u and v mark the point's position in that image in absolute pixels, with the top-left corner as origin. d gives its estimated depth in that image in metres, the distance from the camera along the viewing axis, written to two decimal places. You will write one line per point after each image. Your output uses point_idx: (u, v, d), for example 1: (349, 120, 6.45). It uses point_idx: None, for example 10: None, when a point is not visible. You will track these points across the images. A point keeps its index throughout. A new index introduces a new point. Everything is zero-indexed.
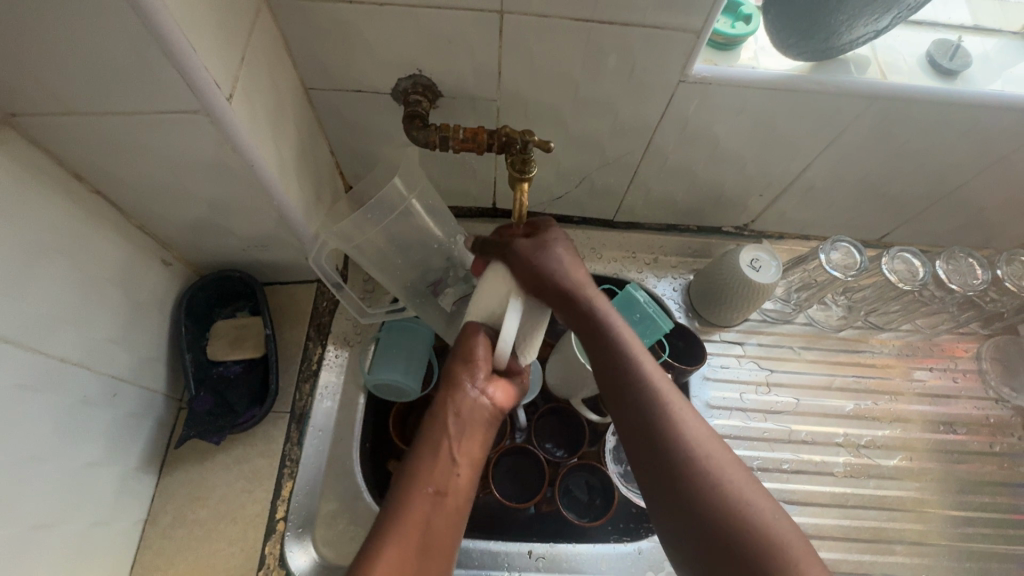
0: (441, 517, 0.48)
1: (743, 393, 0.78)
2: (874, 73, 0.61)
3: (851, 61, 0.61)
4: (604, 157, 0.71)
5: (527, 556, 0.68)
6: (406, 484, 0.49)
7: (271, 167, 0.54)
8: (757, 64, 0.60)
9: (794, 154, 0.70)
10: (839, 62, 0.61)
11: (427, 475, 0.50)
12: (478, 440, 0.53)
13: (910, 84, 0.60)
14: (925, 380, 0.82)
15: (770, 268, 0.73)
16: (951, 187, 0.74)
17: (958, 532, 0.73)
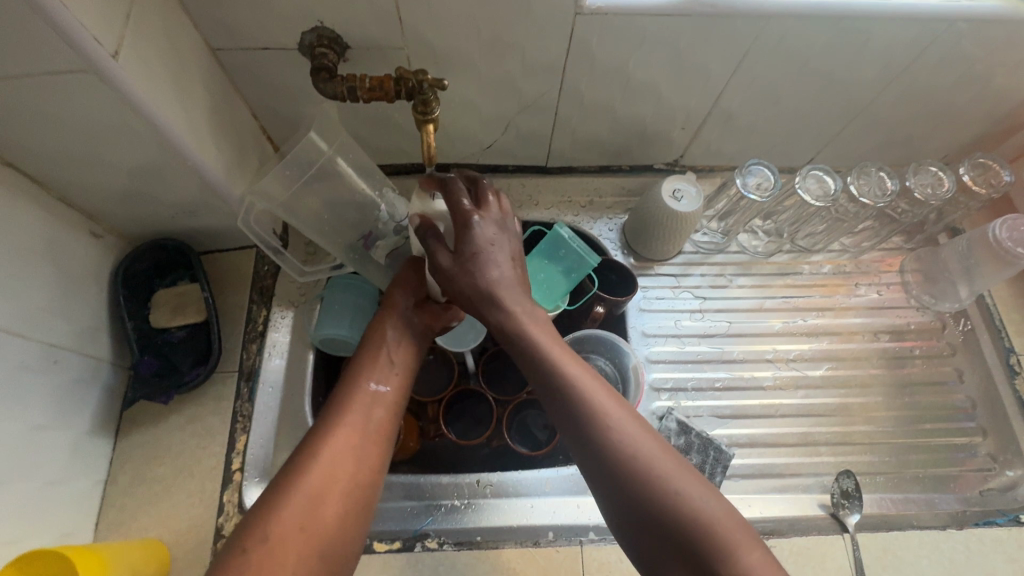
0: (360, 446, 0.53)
1: (679, 320, 0.82)
2: None
3: None
4: (522, 100, 0.73)
5: (476, 485, 0.70)
6: (346, 390, 0.57)
7: (175, 125, 0.55)
8: None
9: (705, 82, 0.72)
10: None
11: (348, 419, 0.54)
12: (392, 370, 0.61)
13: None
14: (869, 295, 0.85)
15: (690, 195, 0.75)
16: (863, 103, 0.76)
17: (885, 431, 0.77)
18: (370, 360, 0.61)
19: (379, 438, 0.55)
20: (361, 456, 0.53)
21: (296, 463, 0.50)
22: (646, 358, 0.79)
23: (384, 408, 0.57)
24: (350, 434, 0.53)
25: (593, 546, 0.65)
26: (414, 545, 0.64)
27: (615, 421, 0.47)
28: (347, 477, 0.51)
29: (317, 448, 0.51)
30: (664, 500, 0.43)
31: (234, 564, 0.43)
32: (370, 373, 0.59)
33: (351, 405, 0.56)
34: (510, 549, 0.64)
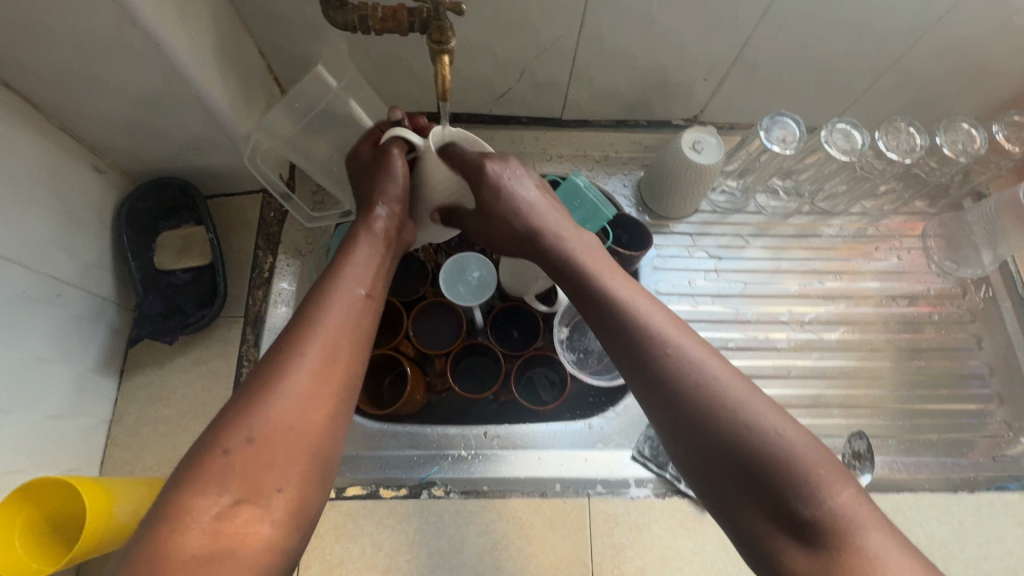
0: (347, 347, 0.49)
1: (693, 280, 0.80)
2: None
3: None
4: (540, 42, 0.70)
5: (482, 436, 0.69)
6: (329, 290, 0.51)
7: (179, 48, 0.52)
8: None
9: (732, 26, 0.68)
10: None
11: (331, 321, 0.49)
12: (375, 274, 0.55)
13: None
14: (886, 259, 0.83)
15: (710, 147, 0.73)
16: (896, 55, 0.73)
17: (898, 395, 0.76)
18: (358, 258, 0.55)
19: (364, 342, 0.50)
20: (344, 364, 0.48)
21: (279, 363, 0.45)
22: None
23: (367, 312, 0.52)
24: (335, 336, 0.48)
25: (600, 498, 0.64)
26: (420, 492, 0.64)
27: (704, 367, 0.45)
28: (336, 382, 0.47)
29: (299, 350, 0.46)
30: (764, 447, 0.41)
31: (210, 468, 0.40)
32: (355, 271, 0.54)
33: (338, 306, 0.50)
34: (517, 501, 0.63)
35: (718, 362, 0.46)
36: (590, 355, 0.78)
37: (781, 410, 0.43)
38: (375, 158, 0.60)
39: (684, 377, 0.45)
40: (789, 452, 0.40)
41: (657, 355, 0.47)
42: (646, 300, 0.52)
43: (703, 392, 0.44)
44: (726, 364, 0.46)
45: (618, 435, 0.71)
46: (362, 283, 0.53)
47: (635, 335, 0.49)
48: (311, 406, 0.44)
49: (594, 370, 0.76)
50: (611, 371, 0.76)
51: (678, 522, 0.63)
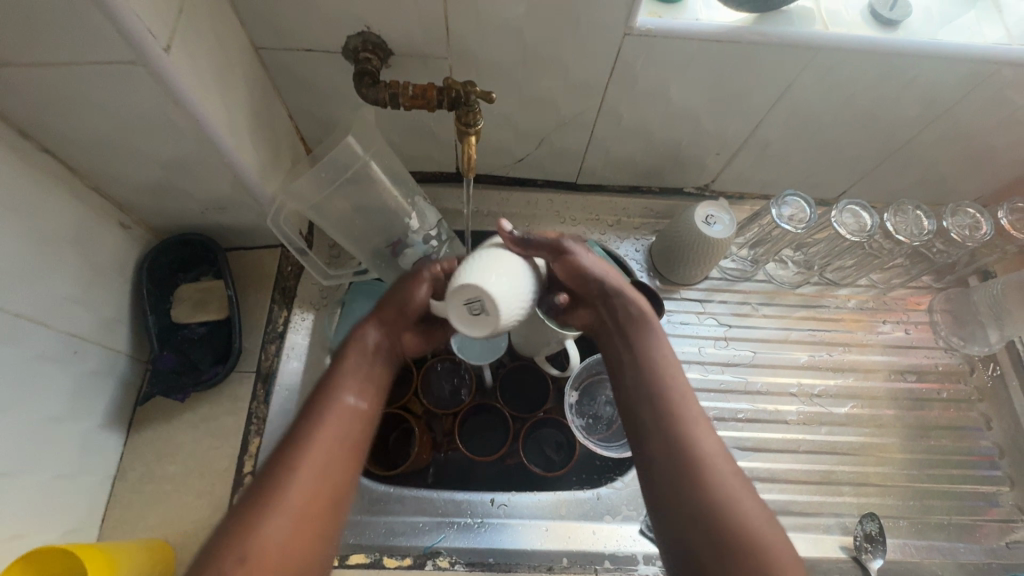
0: (337, 466, 0.49)
1: (703, 347, 0.81)
2: (818, 24, 0.62)
3: (794, 13, 0.62)
4: (560, 116, 0.72)
5: (489, 504, 0.68)
6: (324, 402, 0.51)
7: (216, 121, 0.54)
8: (701, 16, 0.61)
9: (746, 109, 0.71)
10: (782, 14, 0.62)
11: (327, 430, 0.49)
12: (366, 380, 0.55)
13: (851, 33, 0.61)
14: (892, 332, 0.84)
15: (722, 222, 0.75)
16: (903, 140, 0.75)
17: (909, 475, 0.75)
18: (354, 368, 0.55)
19: (352, 460, 0.50)
20: (333, 479, 0.48)
21: (273, 479, 0.46)
22: None
23: (356, 424, 0.52)
24: (326, 458, 0.48)
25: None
26: (425, 562, 0.63)
27: (700, 441, 0.49)
28: (324, 502, 0.47)
29: (294, 470, 0.47)
30: (725, 520, 0.45)
31: (208, 575, 0.41)
32: (351, 385, 0.53)
33: (328, 415, 0.50)
34: (523, 574, 0.63)
35: (715, 441, 0.50)
36: (599, 422, 0.77)
37: (759, 501, 0.46)
38: (407, 277, 0.60)
39: (678, 438, 0.50)
40: (742, 535, 0.44)
41: (659, 404, 0.52)
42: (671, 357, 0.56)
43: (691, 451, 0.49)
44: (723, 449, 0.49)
45: (626, 507, 0.70)
46: (359, 393, 0.53)
47: (653, 386, 0.54)
48: (300, 528, 0.45)
49: (602, 437, 0.76)
50: (619, 439, 0.76)
51: None
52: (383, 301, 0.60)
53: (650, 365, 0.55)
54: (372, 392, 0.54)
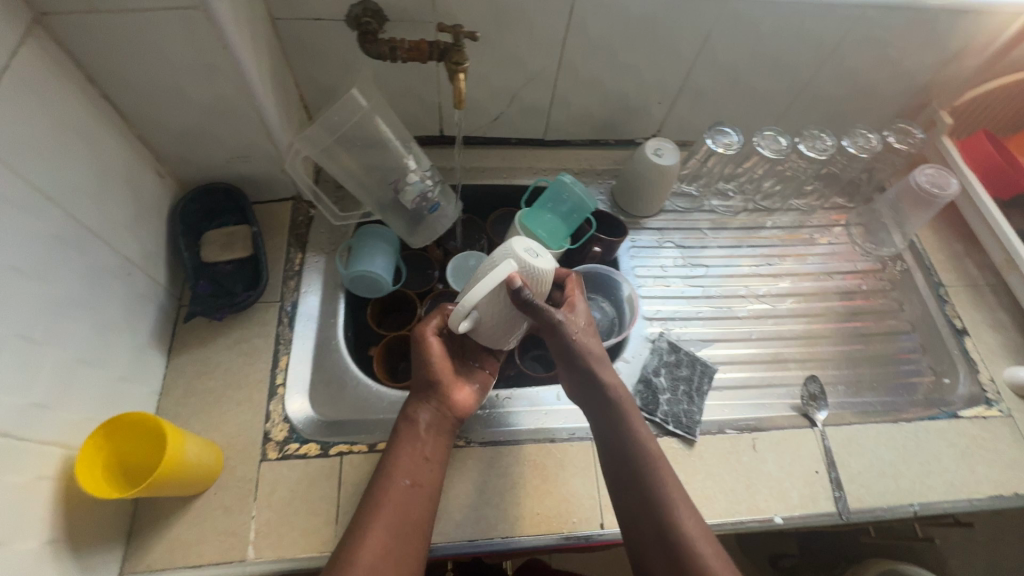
0: (403, 540, 0.57)
1: (664, 265, 0.95)
2: None
3: None
4: (527, 73, 0.87)
5: (495, 398, 0.78)
6: (383, 487, 0.61)
7: (249, 68, 0.65)
8: None
9: (678, 59, 0.87)
10: None
11: (387, 523, 0.58)
12: (422, 459, 0.64)
13: None
14: (816, 244, 1.01)
15: (668, 151, 0.89)
16: (805, 81, 0.93)
17: (840, 350, 0.92)
18: (403, 454, 0.63)
19: (418, 545, 0.58)
20: (402, 557, 0.57)
21: (345, 555, 0.56)
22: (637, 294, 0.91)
23: (420, 503, 0.61)
24: (392, 531, 0.57)
25: None
26: None
27: (685, 522, 0.59)
28: (397, 561, 0.56)
29: (365, 539, 0.56)
30: None
31: None
32: (404, 464, 0.62)
33: (390, 499, 0.60)
34: (529, 445, 0.74)
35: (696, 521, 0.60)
36: None
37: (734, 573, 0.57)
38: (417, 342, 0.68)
39: (669, 526, 0.59)
40: None
41: (652, 522, 0.60)
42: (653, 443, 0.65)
43: (684, 555, 0.57)
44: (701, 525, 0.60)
45: None
46: (411, 471, 0.62)
47: (647, 499, 0.61)
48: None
49: None
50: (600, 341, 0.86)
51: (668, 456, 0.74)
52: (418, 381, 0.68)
53: (645, 475, 0.62)
54: (425, 471, 0.63)
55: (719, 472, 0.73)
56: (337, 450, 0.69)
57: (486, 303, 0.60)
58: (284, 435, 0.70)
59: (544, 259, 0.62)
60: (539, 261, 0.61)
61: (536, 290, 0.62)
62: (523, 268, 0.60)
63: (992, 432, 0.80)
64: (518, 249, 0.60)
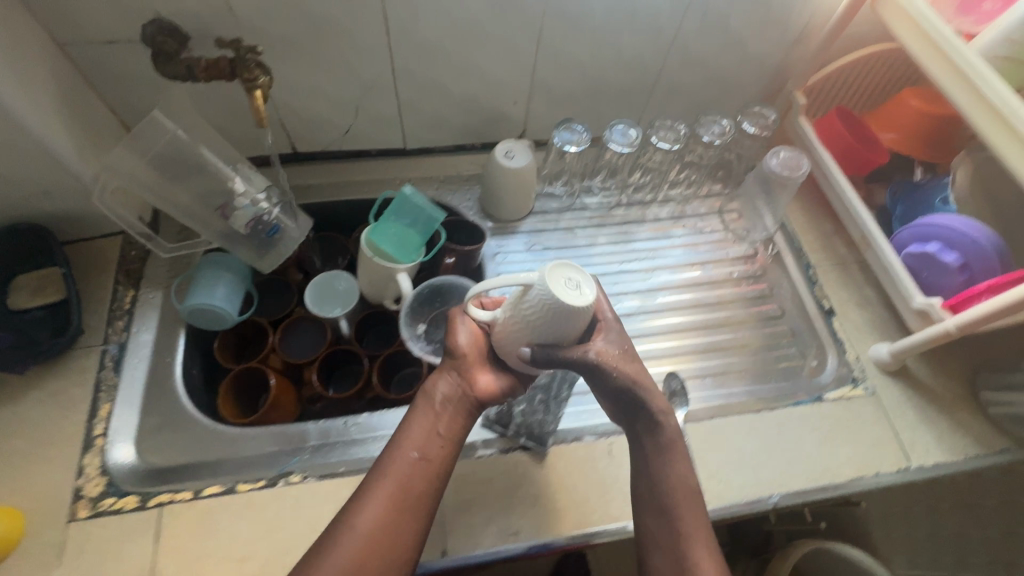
0: (396, 518, 0.55)
1: (533, 269, 0.92)
2: None
3: None
4: (362, 82, 0.83)
5: (342, 425, 0.75)
6: (393, 457, 0.58)
7: (15, 98, 0.61)
8: None
9: (517, 58, 0.85)
10: None
11: (381, 499, 0.55)
12: (433, 433, 0.59)
13: None
14: (690, 234, 0.99)
15: (519, 154, 0.87)
16: (656, 71, 0.91)
17: (714, 340, 0.89)
18: (415, 425, 0.59)
19: (407, 532, 0.55)
20: (396, 540, 0.54)
21: (330, 531, 0.55)
22: None
23: (424, 482, 0.57)
24: (386, 508, 0.55)
25: None
26: (277, 481, 0.68)
27: (693, 553, 0.57)
28: (386, 552, 0.54)
29: (361, 511, 0.55)
30: None
31: None
32: (411, 441, 0.58)
33: (393, 474, 0.57)
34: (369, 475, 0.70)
35: (705, 547, 0.58)
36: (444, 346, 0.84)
37: None
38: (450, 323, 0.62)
39: (684, 551, 0.58)
40: None
41: (671, 541, 0.59)
42: (691, 470, 0.61)
43: None
44: (712, 552, 0.57)
45: None
46: (421, 446, 0.58)
47: (675, 524, 0.59)
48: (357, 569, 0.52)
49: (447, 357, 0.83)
50: None
51: (518, 471, 0.71)
52: (444, 352, 0.62)
53: (671, 502, 0.59)
54: (435, 445, 0.59)
55: (569, 482, 0.71)
56: (154, 501, 0.64)
57: (506, 317, 0.56)
58: (98, 490, 0.65)
59: (586, 295, 0.52)
60: (573, 296, 0.52)
61: (574, 324, 0.54)
62: (551, 296, 0.51)
63: (855, 412, 0.79)
64: (548, 282, 0.52)
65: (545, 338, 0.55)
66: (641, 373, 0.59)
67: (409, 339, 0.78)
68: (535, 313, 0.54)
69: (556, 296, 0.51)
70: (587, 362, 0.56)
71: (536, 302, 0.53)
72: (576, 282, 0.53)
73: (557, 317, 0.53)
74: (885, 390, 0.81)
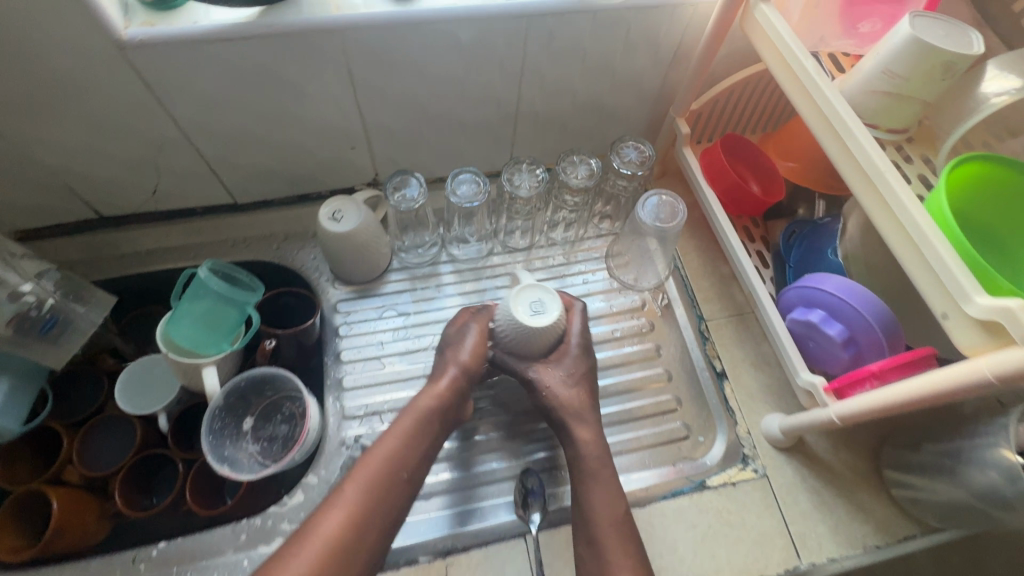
0: (372, 514, 0.55)
1: (382, 341, 0.80)
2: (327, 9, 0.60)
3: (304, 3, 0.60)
4: (145, 142, 0.69)
5: (130, 562, 0.64)
6: (375, 457, 0.58)
7: None
8: (201, 19, 0.57)
9: (335, 103, 0.70)
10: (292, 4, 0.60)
11: (357, 494, 0.55)
12: (418, 445, 0.61)
13: (362, 12, 0.60)
14: (573, 283, 0.85)
15: (348, 214, 0.73)
16: (514, 103, 0.77)
17: None
18: (397, 425, 0.61)
19: (379, 530, 0.55)
20: (359, 541, 0.53)
21: (306, 524, 0.53)
22: (339, 385, 0.76)
23: (400, 486, 0.58)
24: (361, 504, 0.55)
25: None
26: None
27: None
28: (356, 545, 0.53)
29: (331, 506, 0.54)
30: None
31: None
32: (393, 444, 0.60)
33: (376, 471, 0.57)
34: None
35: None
36: (273, 444, 0.73)
37: None
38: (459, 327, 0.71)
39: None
40: None
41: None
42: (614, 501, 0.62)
43: None
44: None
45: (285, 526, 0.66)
46: (401, 455, 0.59)
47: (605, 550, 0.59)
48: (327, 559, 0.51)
49: (273, 459, 0.72)
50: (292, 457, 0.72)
51: None
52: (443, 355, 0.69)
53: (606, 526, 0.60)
54: (415, 455, 0.60)
55: None
56: None
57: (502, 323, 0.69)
58: None
59: (541, 317, 0.66)
60: (528, 316, 0.66)
61: (531, 343, 0.68)
62: (519, 307, 0.67)
63: (740, 502, 0.69)
64: (520, 305, 0.67)
65: (511, 348, 0.70)
66: (574, 399, 0.68)
67: (207, 454, 0.65)
68: (523, 333, 0.67)
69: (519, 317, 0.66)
70: (531, 379, 0.69)
71: (504, 316, 0.68)
72: (539, 305, 0.67)
73: (519, 336, 0.68)
74: (777, 471, 0.71)
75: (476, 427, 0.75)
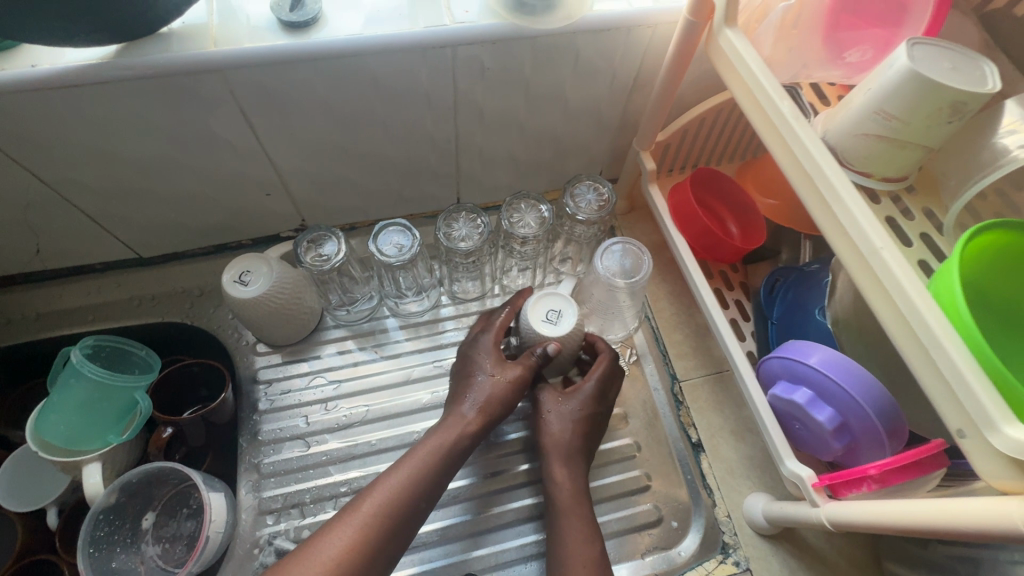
0: (387, 530, 0.50)
1: (305, 416, 0.69)
2: (202, 44, 0.49)
3: (175, 36, 0.50)
4: (8, 201, 0.58)
5: None
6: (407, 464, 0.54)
7: None
8: (38, 62, 0.47)
9: (234, 148, 0.60)
10: (158, 39, 0.49)
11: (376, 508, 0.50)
12: (450, 458, 0.56)
13: (245, 47, 0.50)
14: None
15: (256, 277, 0.61)
16: (452, 139, 0.67)
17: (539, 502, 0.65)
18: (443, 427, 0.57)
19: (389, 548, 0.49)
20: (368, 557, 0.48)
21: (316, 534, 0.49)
22: (255, 472, 0.66)
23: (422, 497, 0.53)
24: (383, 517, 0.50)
25: None
26: None
27: None
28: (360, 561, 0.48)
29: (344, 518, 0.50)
30: None
31: None
32: (426, 451, 0.55)
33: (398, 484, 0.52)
34: None
35: None
36: (176, 545, 0.63)
37: None
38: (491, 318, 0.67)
39: None
40: None
41: None
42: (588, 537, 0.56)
43: None
44: None
45: None
46: (431, 465, 0.54)
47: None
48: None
49: (175, 566, 0.61)
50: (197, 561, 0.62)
51: None
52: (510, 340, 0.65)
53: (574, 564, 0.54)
54: (446, 465, 0.55)
55: None
56: None
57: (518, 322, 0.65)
58: None
59: (563, 324, 0.62)
60: (547, 326, 0.62)
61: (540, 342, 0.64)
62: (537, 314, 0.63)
63: None
64: (532, 314, 0.62)
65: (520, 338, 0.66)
66: (564, 431, 0.62)
67: (85, 575, 0.55)
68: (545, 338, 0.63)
69: (533, 328, 0.62)
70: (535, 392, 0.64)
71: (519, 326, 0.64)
72: (555, 314, 0.62)
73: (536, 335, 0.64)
74: (761, 563, 0.62)
75: (500, 484, 0.66)
